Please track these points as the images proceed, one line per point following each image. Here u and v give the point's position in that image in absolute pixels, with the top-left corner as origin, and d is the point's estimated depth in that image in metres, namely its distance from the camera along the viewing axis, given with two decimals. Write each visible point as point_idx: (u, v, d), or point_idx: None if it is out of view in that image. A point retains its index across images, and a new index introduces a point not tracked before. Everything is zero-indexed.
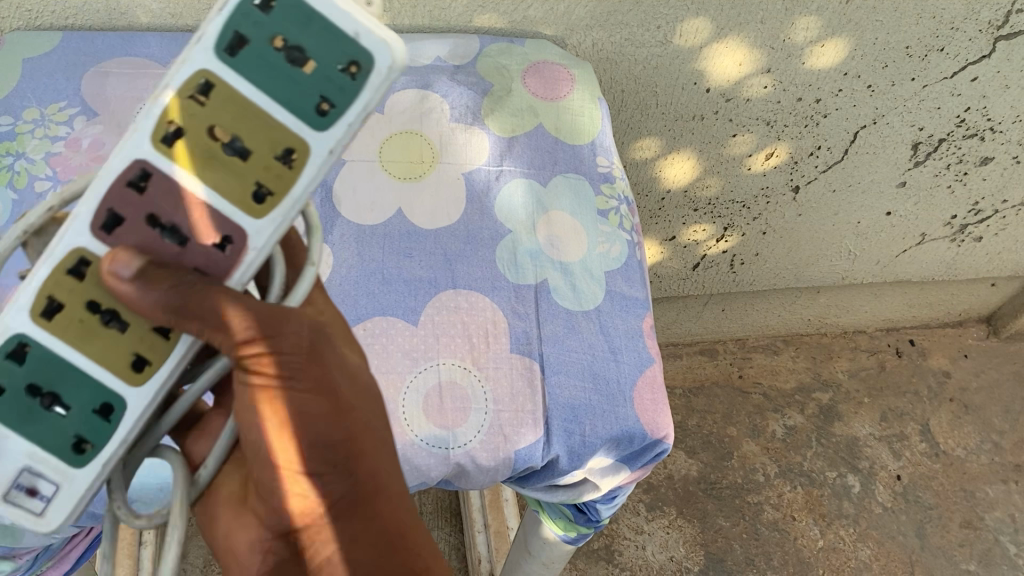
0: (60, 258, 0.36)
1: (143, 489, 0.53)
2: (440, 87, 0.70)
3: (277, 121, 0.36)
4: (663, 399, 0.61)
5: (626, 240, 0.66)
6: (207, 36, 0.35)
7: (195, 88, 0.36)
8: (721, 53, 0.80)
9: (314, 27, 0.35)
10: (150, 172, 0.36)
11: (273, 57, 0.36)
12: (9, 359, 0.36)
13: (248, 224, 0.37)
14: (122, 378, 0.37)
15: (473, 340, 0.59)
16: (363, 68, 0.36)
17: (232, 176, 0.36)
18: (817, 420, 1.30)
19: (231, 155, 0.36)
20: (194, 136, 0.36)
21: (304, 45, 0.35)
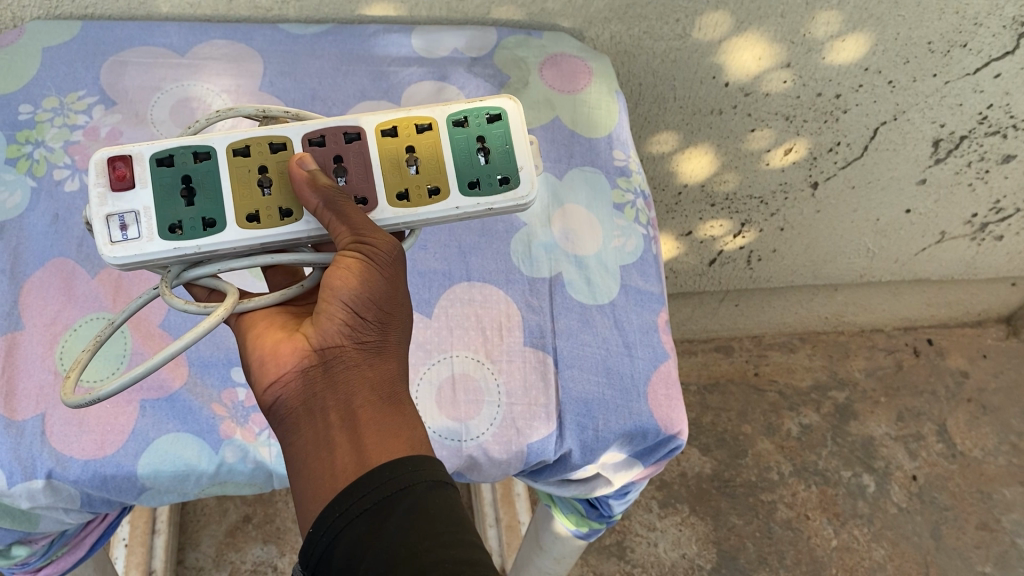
0: (268, 136, 0.52)
1: (157, 476, 0.53)
2: (457, 79, 0.69)
3: (444, 171, 0.52)
4: (678, 394, 0.61)
5: (642, 234, 0.66)
6: (448, 112, 0.54)
7: (418, 124, 0.53)
8: (740, 46, 0.80)
9: (499, 145, 0.53)
10: (358, 140, 0.52)
11: (469, 142, 0.53)
12: (190, 155, 0.51)
13: (383, 203, 0.51)
14: (233, 218, 0.50)
15: (486, 333, 0.60)
16: (507, 186, 0.53)
17: (397, 174, 0.52)
18: (832, 419, 1.29)
19: (405, 166, 0.52)
20: (395, 145, 0.53)
21: (490, 152, 0.53)
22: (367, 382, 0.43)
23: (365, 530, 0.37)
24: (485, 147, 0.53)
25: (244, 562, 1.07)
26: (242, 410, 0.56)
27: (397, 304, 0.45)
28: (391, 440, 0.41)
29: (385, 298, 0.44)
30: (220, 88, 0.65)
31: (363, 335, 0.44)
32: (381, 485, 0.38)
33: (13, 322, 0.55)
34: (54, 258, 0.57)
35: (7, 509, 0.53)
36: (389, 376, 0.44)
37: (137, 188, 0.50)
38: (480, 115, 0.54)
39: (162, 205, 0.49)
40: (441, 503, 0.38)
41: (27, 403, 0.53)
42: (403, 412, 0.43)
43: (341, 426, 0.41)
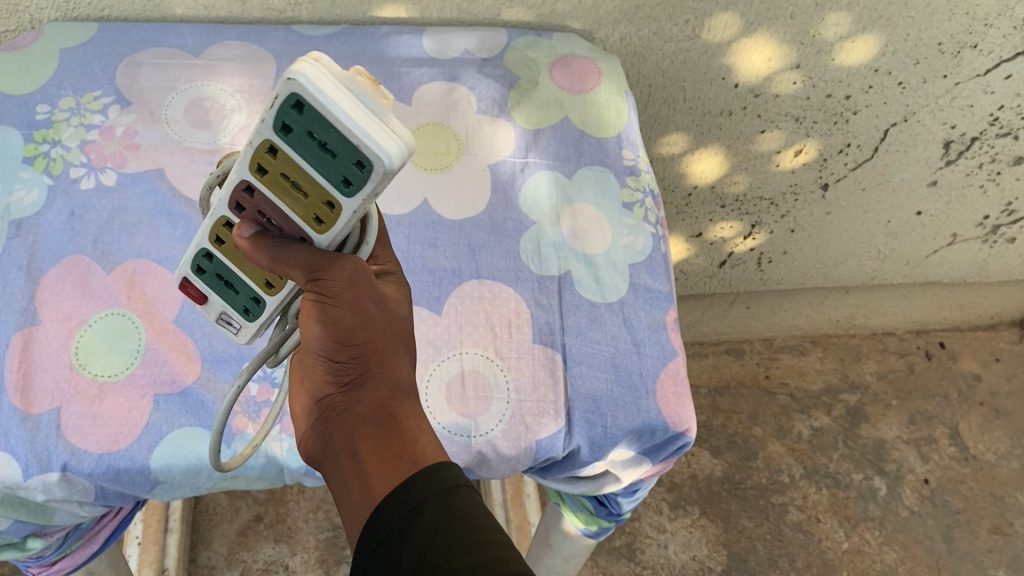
0: (216, 219, 0.45)
1: (170, 470, 0.54)
2: (467, 79, 0.70)
3: (316, 180, 0.38)
4: (687, 392, 0.61)
5: (651, 233, 0.66)
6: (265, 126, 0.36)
7: (263, 150, 0.38)
8: (749, 47, 0.80)
9: (326, 130, 0.35)
10: (253, 189, 0.41)
11: (305, 144, 0.36)
12: (201, 258, 0.48)
13: (313, 236, 0.41)
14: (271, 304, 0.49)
15: (496, 330, 0.60)
16: (368, 170, 0.36)
17: (297, 202, 0.40)
18: (844, 422, 1.29)
19: (293, 191, 0.39)
20: (271, 177, 0.39)
21: (329, 144, 0.36)
22: (360, 418, 0.42)
23: (387, 557, 0.36)
24: (320, 141, 0.36)
25: (256, 561, 1.07)
26: (254, 405, 0.56)
27: (367, 324, 0.43)
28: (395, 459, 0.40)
29: (349, 329, 0.43)
30: (234, 89, 0.66)
31: (345, 374, 0.43)
32: (396, 508, 0.37)
33: (29, 317, 0.56)
34: (70, 254, 0.58)
35: (23, 501, 0.54)
36: (381, 402, 0.42)
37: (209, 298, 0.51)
38: (282, 110, 0.35)
39: (230, 300, 0.50)
40: (454, 510, 0.36)
41: (43, 397, 0.54)
42: (405, 428, 0.41)
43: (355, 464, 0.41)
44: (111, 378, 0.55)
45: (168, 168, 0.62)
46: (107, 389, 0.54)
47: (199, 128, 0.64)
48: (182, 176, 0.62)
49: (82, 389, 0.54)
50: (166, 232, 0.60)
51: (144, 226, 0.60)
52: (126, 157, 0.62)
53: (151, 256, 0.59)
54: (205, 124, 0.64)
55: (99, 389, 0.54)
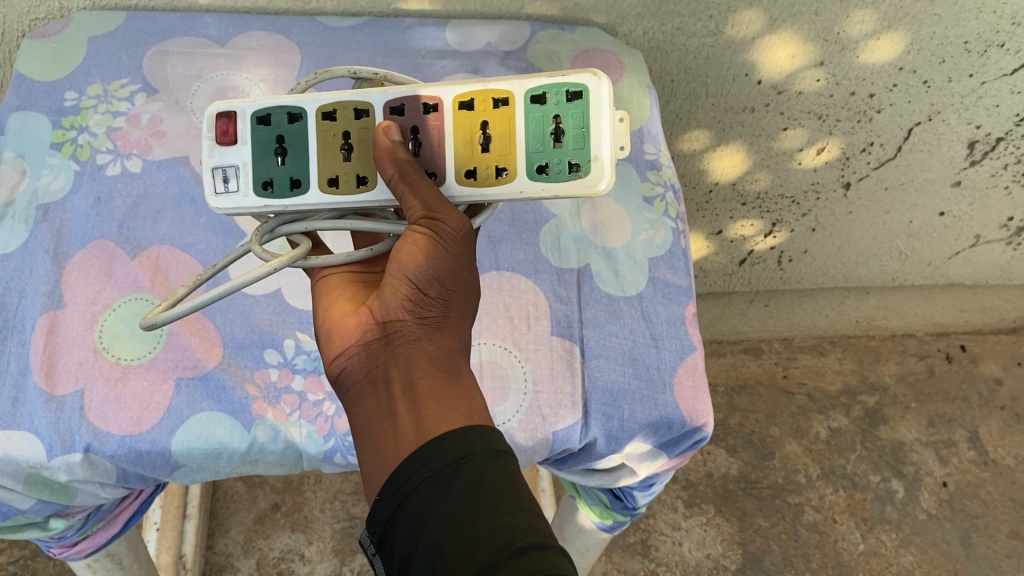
0: (353, 101, 0.50)
1: (190, 453, 0.55)
2: (490, 73, 0.70)
3: (515, 151, 0.50)
4: (705, 387, 0.61)
5: (671, 228, 0.66)
6: (531, 85, 0.49)
7: (495, 98, 0.50)
8: (773, 44, 0.81)
9: (574, 130, 0.49)
10: (437, 112, 0.50)
11: (542, 123, 0.50)
12: (284, 114, 0.51)
13: (449, 181, 0.50)
14: (247, 185, 0.51)
15: (514, 322, 0.61)
16: (575, 173, 0.49)
17: (468, 149, 0.50)
18: (862, 423, 1.28)
19: (478, 145, 0.50)
20: (472, 119, 0.50)
21: (562, 134, 0.50)
22: (428, 357, 0.42)
23: (427, 498, 0.36)
24: (559, 131, 0.50)
25: (272, 550, 1.08)
26: (274, 391, 0.57)
27: (456, 275, 0.44)
28: (449, 412, 0.40)
29: (450, 273, 0.44)
30: (259, 79, 0.66)
31: (425, 310, 0.43)
32: (441, 453, 0.37)
33: (55, 300, 0.56)
34: (95, 239, 0.59)
35: (45, 482, 0.54)
36: (451, 350, 0.43)
37: (238, 143, 0.51)
38: (558, 91, 0.49)
39: (259, 168, 0.51)
40: (501, 474, 0.37)
41: (67, 378, 0.54)
42: (447, 400, 0.40)
43: (402, 395, 0.41)
44: (134, 362, 0.56)
45: (193, 156, 0.62)
46: (129, 372, 0.55)
47: None
48: None
49: (105, 371, 0.55)
50: (191, 219, 0.60)
51: (169, 213, 0.60)
52: (152, 144, 0.62)
53: (175, 243, 0.60)
54: None
55: (122, 372, 0.55)
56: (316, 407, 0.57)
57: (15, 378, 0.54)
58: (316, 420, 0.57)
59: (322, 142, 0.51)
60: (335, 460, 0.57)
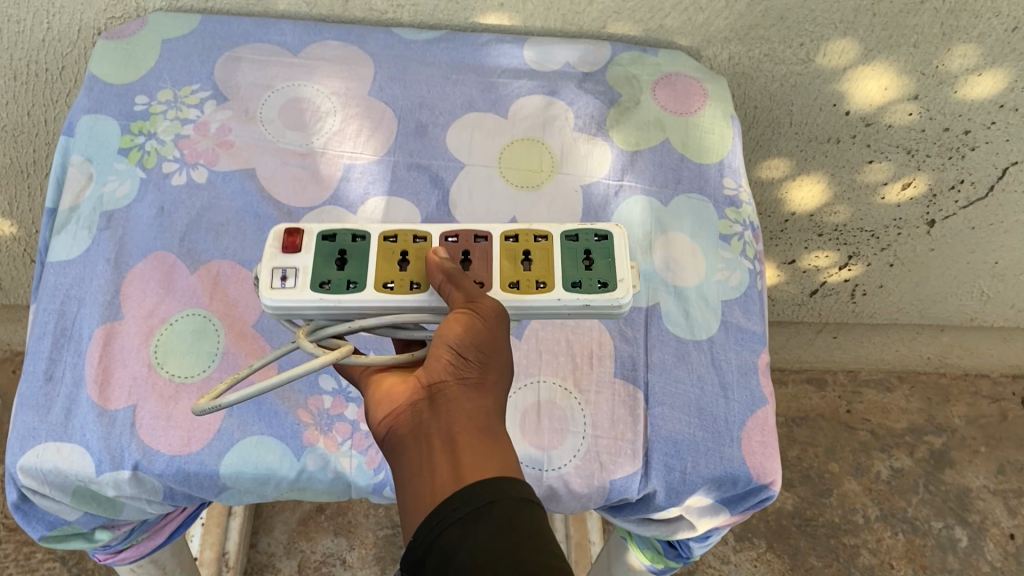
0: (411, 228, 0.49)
1: (239, 477, 0.54)
2: (567, 94, 0.67)
3: (551, 270, 0.48)
4: (774, 443, 0.58)
5: (747, 269, 0.63)
6: (568, 225, 0.49)
7: (535, 233, 0.49)
8: (865, 75, 0.76)
9: (604, 259, 0.48)
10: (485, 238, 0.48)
11: (575, 251, 0.48)
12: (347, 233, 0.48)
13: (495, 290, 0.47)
14: (304, 283, 0.46)
15: (576, 360, 0.58)
16: (608, 289, 0.47)
17: (510, 268, 0.48)
18: (926, 465, 1.22)
19: (519, 264, 0.48)
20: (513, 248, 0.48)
21: (593, 261, 0.48)
22: (466, 414, 0.39)
23: (455, 537, 0.34)
24: (589, 258, 0.48)
25: (314, 552, 1.07)
26: (326, 418, 0.55)
27: (495, 345, 0.42)
28: (485, 462, 0.37)
29: (489, 342, 0.41)
30: (330, 90, 0.65)
31: (466, 372, 0.41)
32: (471, 495, 0.35)
33: (113, 311, 0.56)
34: (157, 250, 0.58)
35: (93, 496, 0.54)
36: (492, 410, 0.40)
37: (300, 251, 0.47)
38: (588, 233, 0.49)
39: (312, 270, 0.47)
40: (532, 516, 0.35)
41: (120, 393, 0.54)
42: (484, 446, 0.38)
43: (442, 448, 0.38)
44: (188, 380, 0.54)
45: (259, 169, 0.61)
46: (182, 390, 0.54)
47: (293, 129, 0.63)
48: (273, 179, 0.61)
49: (158, 388, 0.54)
50: (253, 234, 0.59)
51: (232, 226, 0.59)
52: (219, 154, 0.61)
53: (236, 258, 0.58)
54: (299, 126, 0.63)
55: (174, 389, 0.54)
56: (368, 438, 0.55)
57: (69, 389, 0.54)
58: (368, 451, 0.55)
59: (383, 256, 0.48)
60: (385, 493, 0.55)
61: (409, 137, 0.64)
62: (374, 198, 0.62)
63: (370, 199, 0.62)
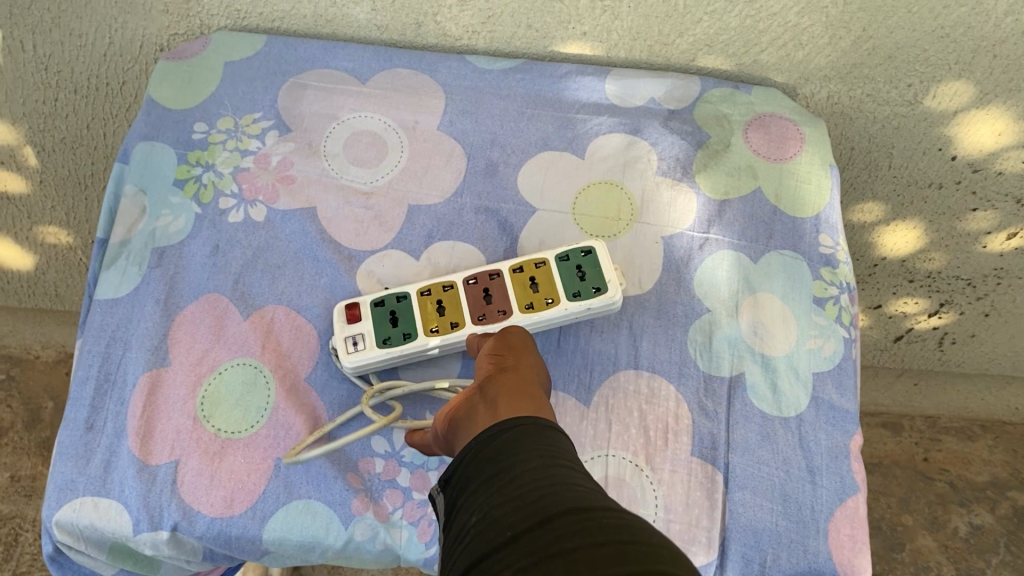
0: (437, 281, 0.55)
1: (283, 543, 0.50)
2: (650, 134, 0.62)
3: (553, 283, 0.55)
4: (865, 537, 0.53)
5: (843, 337, 0.57)
6: (558, 249, 0.56)
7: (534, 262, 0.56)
8: (977, 120, 0.69)
9: (594, 267, 0.55)
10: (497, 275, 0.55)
11: (567, 271, 0.55)
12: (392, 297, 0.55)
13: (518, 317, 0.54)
14: (372, 343, 0.53)
15: (650, 434, 0.53)
16: (603, 290, 0.54)
17: (522, 295, 0.55)
18: (1008, 523, 1.14)
19: (527, 288, 0.55)
20: (519, 279, 0.55)
21: (584, 270, 0.55)
22: (506, 386, 0.48)
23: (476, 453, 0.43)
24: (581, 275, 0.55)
25: None
26: (377, 484, 0.52)
27: (523, 345, 0.52)
28: (517, 404, 0.47)
29: (515, 341, 0.52)
30: (398, 124, 0.61)
31: (501, 362, 0.50)
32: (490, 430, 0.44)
33: (160, 357, 0.52)
34: (208, 292, 0.54)
35: (131, 553, 0.51)
36: (527, 385, 0.49)
37: (361, 318, 0.54)
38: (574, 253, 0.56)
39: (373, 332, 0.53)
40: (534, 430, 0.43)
41: (163, 447, 0.50)
42: (511, 395, 0.48)
43: (487, 409, 0.47)
44: (234, 436, 0.51)
45: (320, 208, 0.57)
46: (228, 447, 0.51)
47: (357, 165, 0.59)
48: (334, 218, 0.57)
49: (203, 444, 0.51)
50: (310, 279, 0.55)
51: (288, 269, 0.56)
52: (278, 191, 0.57)
53: (291, 304, 0.55)
54: (364, 162, 0.59)
55: (220, 446, 0.51)
56: (421, 508, 0.51)
57: (111, 439, 0.51)
58: (420, 523, 0.51)
59: (423, 308, 0.55)
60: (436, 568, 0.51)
61: (479, 177, 0.60)
62: (440, 243, 0.58)
63: (436, 244, 0.58)
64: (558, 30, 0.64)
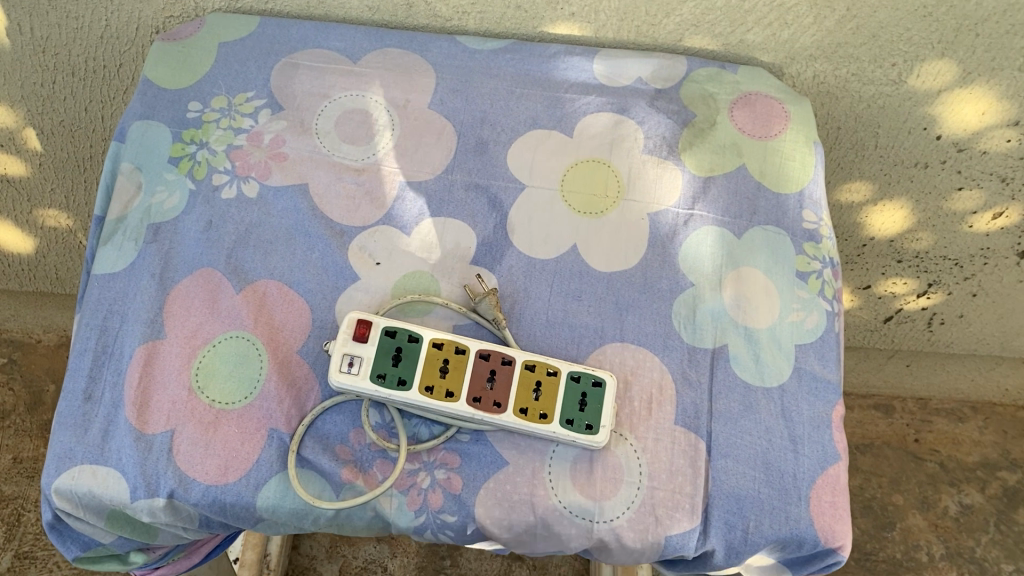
0: (456, 341, 0.54)
1: (276, 510, 0.51)
2: (637, 113, 0.63)
3: (553, 398, 0.53)
4: (845, 504, 0.54)
5: (825, 311, 0.59)
6: (575, 367, 0.54)
7: (547, 369, 0.54)
8: (962, 99, 0.71)
9: (597, 405, 0.53)
10: (509, 362, 0.54)
11: (573, 392, 0.53)
12: (407, 335, 0.54)
13: (506, 413, 0.53)
14: (367, 373, 0.52)
15: (635, 404, 0.55)
16: (591, 431, 0.52)
17: (522, 390, 0.53)
18: (998, 503, 1.16)
19: (530, 390, 0.53)
20: (527, 377, 0.54)
21: (587, 403, 0.53)
22: None
23: None
24: (584, 398, 0.53)
25: (356, 558, 1.06)
26: (366, 454, 0.53)
27: None
28: None
29: None
30: (389, 102, 0.62)
31: None
32: None
33: (155, 330, 0.54)
34: (203, 267, 0.55)
35: (128, 520, 0.52)
36: None
37: (367, 342, 0.53)
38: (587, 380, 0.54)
39: (374, 362, 0.53)
40: None
41: (159, 417, 0.52)
42: None
43: None
44: (228, 407, 0.52)
45: (312, 184, 0.58)
46: (222, 417, 0.52)
47: (349, 143, 0.60)
48: (326, 195, 0.58)
49: (198, 413, 0.52)
50: (303, 253, 0.57)
51: (281, 245, 0.57)
52: (271, 168, 0.59)
53: (283, 278, 0.56)
54: (355, 140, 0.60)
55: (214, 416, 0.52)
56: (411, 477, 0.53)
57: (108, 409, 0.52)
58: (409, 492, 0.52)
59: (429, 361, 0.53)
60: (426, 535, 0.53)
61: (468, 155, 0.61)
62: (429, 219, 0.59)
63: (426, 220, 0.59)
64: (546, 11, 0.65)
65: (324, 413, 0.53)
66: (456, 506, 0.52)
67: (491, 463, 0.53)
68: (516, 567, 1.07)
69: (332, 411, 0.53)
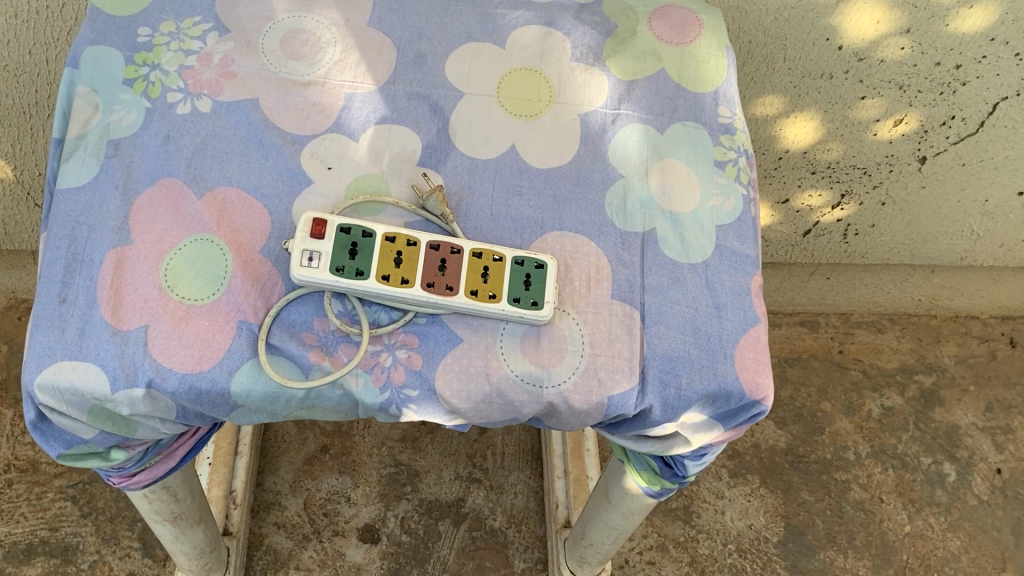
0: (407, 234, 0.58)
1: (250, 395, 0.56)
2: (564, 25, 0.68)
3: (501, 281, 0.58)
4: (766, 361, 0.60)
5: (741, 195, 0.65)
6: (518, 251, 0.59)
7: (493, 255, 0.59)
8: (859, 8, 0.77)
9: (541, 284, 0.58)
10: (458, 250, 0.58)
11: (518, 272, 0.58)
12: (361, 230, 0.58)
13: (457, 295, 0.57)
14: (326, 266, 0.56)
15: (574, 282, 0.60)
16: (536, 307, 0.57)
17: (471, 275, 0.58)
18: (916, 403, 1.25)
19: (478, 273, 0.58)
20: (475, 262, 0.58)
21: (531, 282, 0.58)
22: None
23: None
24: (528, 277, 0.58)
25: (319, 490, 1.12)
26: (331, 339, 0.57)
27: None
28: None
29: None
30: (330, 22, 0.66)
31: None
32: None
33: (123, 237, 0.57)
34: (164, 178, 0.59)
35: (108, 414, 0.56)
36: None
37: (324, 238, 0.57)
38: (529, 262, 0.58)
39: (332, 256, 0.56)
40: None
41: (132, 314, 0.55)
42: None
43: None
44: (198, 302, 0.56)
45: (262, 99, 0.62)
46: (192, 312, 0.55)
47: (295, 60, 0.64)
48: (276, 108, 0.62)
49: (169, 309, 0.55)
50: (258, 161, 0.60)
51: (236, 154, 0.60)
52: (222, 85, 0.62)
53: (241, 185, 0.59)
54: (301, 57, 0.64)
55: (185, 311, 0.55)
56: (374, 358, 0.57)
57: (83, 310, 0.55)
58: (373, 371, 0.57)
59: (383, 253, 0.57)
60: (390, 411, 0.58)
61: (408, 68, 0.65)
62: (375, 127, 0.63)
63: (371, 128, 0.63)
64: None
65: (288, 304, 0.57)
66: (417, 380, 0.57)
67: (447, 341, 0.58)
68: (474, 488, 1.14)
69: (297, 303, 0.57)
